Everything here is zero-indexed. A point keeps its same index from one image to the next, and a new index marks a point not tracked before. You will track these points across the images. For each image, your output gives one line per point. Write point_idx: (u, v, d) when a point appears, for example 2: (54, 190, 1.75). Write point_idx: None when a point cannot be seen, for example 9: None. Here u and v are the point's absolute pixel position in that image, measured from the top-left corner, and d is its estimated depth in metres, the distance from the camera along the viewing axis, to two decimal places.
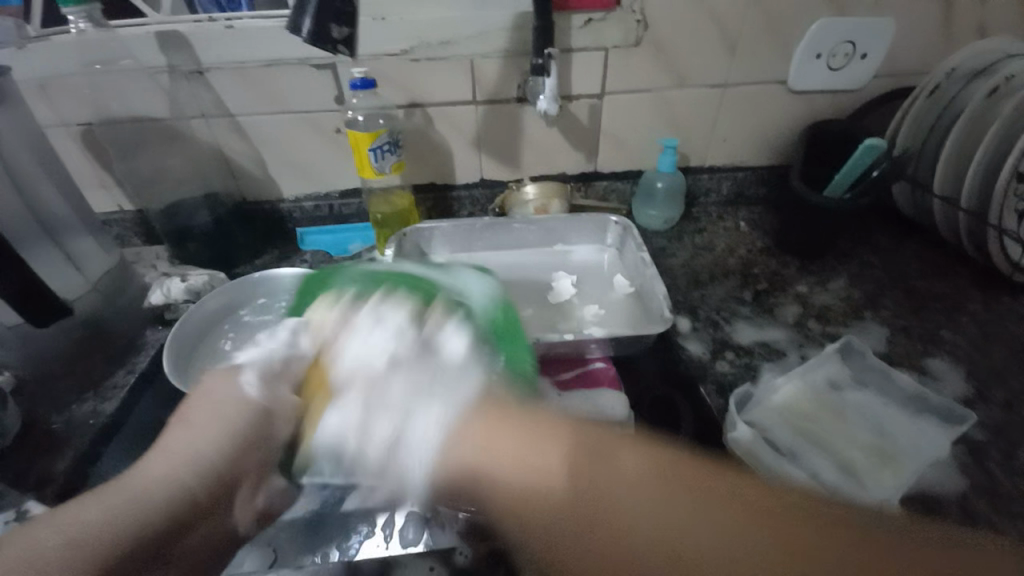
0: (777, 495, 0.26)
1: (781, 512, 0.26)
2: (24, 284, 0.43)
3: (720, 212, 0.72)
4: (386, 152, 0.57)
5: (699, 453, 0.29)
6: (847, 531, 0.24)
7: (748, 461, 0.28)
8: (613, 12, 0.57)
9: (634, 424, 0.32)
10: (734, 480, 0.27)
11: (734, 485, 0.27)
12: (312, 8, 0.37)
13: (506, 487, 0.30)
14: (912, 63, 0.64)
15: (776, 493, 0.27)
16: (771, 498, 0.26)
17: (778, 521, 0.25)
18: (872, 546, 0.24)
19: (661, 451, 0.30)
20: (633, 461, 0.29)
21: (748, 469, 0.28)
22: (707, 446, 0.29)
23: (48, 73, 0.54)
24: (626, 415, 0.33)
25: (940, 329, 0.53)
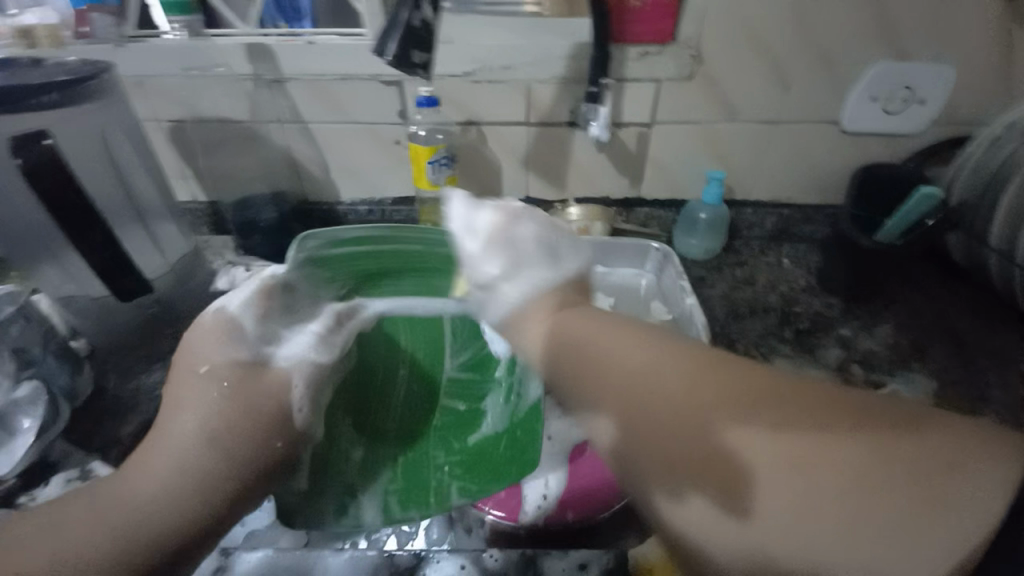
0: (844, 477, 0.23)
1: (879, 504, 0.22)
2: (112, 259, 0.47)
3: (761, 247, 0.71)
4: (442, 166, 0.61)
5: (749, 462, 0.24)
6: (919, 503, 0.22)
7: (801, 455, 0.24)
8: (670, 46, 0.59)
9: (652, 390, 0.28)
10: (819, 475, 0.23)
11: (792, 480, 0.23)
12: (397, 34, 0.40)
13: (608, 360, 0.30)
14: (972, 113, 0.63)
15: (846, 479, 0.23)
16: (839, 491, 0.23)
17: (864, 512, 0.22)
18: (940, 487, 0.22)
19: (698, 455, 0.25)
20: (672, 494, 0.26)
21: (803, 447, 0.24)
22: (752, 446, 0.24)
23: (148, 74, 0.59)
24: (632, 364, 0.30)
25: (990, 385, 0.51)
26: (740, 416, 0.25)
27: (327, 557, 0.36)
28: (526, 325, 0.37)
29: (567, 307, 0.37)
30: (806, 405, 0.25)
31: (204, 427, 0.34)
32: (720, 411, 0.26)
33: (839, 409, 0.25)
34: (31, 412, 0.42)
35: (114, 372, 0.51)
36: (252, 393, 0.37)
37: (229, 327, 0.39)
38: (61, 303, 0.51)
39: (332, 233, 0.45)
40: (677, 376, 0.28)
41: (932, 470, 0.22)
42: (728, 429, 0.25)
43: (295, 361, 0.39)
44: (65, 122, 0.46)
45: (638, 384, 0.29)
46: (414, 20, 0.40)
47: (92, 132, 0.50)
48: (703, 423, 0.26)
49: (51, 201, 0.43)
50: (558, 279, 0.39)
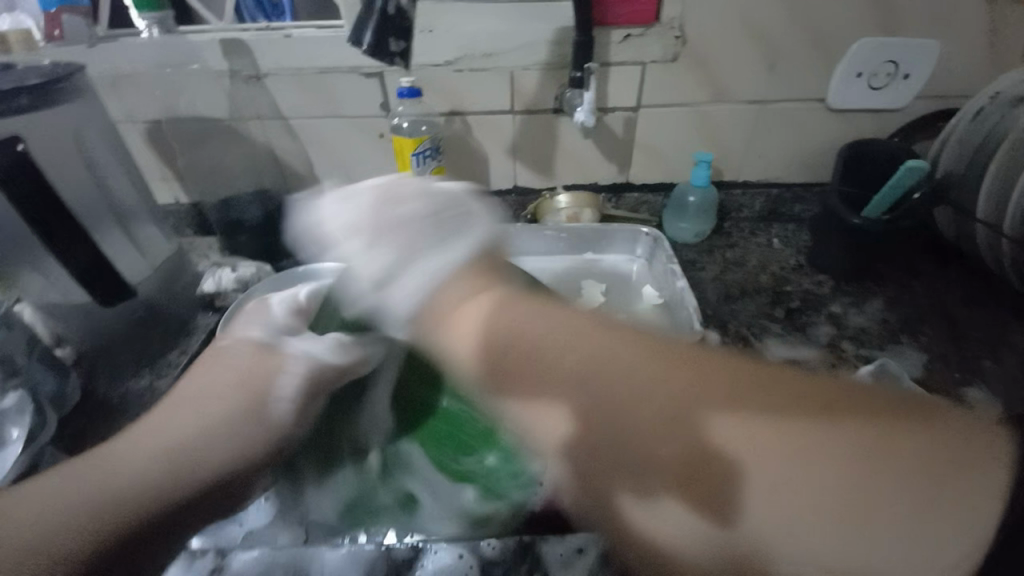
0: (821, 473, 0.22)
1: (855, 501, 0.21)
2: (94, 263, 0.47)
3: (752, 228, 0.71)
4: (428, 158, 0.60)
5: (722, 454, 0.23)
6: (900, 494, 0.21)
7: (777, 449, 0.22)
8: (653, 28, 0.58)
9: (621, 384, 0.26)
10: (791, 469, 0.22)
11: (768, 473, 0.22)
12: (373, 22, 0.39)
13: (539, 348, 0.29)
14: (956, 87, 0.63)
15: (820, 473, 0.22)
16: (828, 472, 0.22)
17: (836, 508, 0.21)
18: (928, 484, 0.21)
19: (671, 451, 0.24)
20: (641, 487, 0.25)
21: (781, 440, 0.22)
22: (723, 438, 0.23)
23: (122, 73, 0.58)
24: (580, 358, 0.28)
25: (979, 357, 0.52)
26: (712, 407, 0.24)
27: (324, 550, 0.36)
28: (439, 314, 0.34)
29: (486, 285, 0.34)
30: (787, 392, 0.24)
31: (199, 422, 0.38)
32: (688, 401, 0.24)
33: (827, 401, 0.23)
34: (19, 420, 0.41)
35: (103, 379, 0.50)
36: (288, 397, 0.40)
37: (262, 315, 0.47)
38: (45, 311, 0.50)
39: (388, 194, 0.43)
40: (653, 371, 0.26)
41: (921, 472, 0.21)
42: (699, 422, 0.24)
43: (301, 351, 0.43)
44: (39, 126, 0.45)
45: (604, 384, 0.27)
46: (389, 7, 0.39)
47: (66, 133, 0.49)
48: (675, 420, 0.24)
49: (21, 208, 0.42)
50: (463, 255, 0.37)
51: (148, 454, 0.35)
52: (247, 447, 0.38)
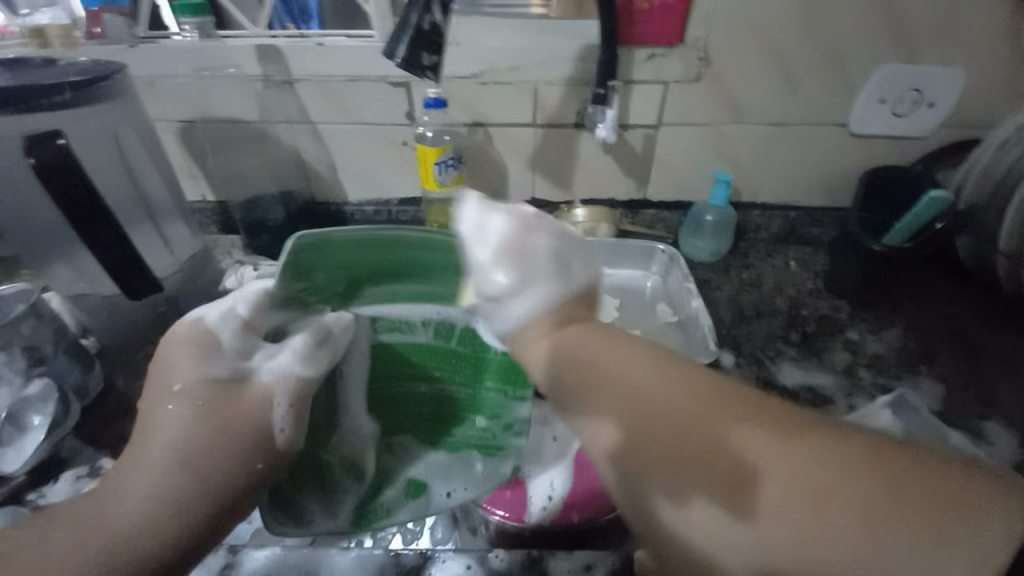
0: (829, 487, 0.23)
1: (867, 519, 0.22)
2: (124, 256, 0.48)
3: (768, 249, 0.71)
4: (449, 167, 0.61)
5: (741, 465, 0.24)
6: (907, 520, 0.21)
7: (790, 461, 0.24)
8: (677, 48, 0.59)
9: (662, 393, 0.28)
10: (802, 477, 0.23)
11: (779, 484, 0.24)
12: (407, 37, 0.40)
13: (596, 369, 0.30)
14: (981, 116, 0.63)
15: (829, 494, 0.23)
16: (820, 494, 0.23)
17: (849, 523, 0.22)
18: (938, 521, 0.21)
19: (702, 463, 0.25)
20: (676, 490, 0.25)
21: (792, 460, 0.24)
22: (740, 446, 0.25)
23: (159, 74, 0.60)
24: (643, 385, 0.28)
25: (998, 390, 0.51)
26: (733, 420, 0.26)
27: (334, 554, 0.36)
28: (524, 337, 0.35)
29: (567, 325, 0.34)
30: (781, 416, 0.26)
31: (173, 448, 0.32)
32: (701, 417, 0.26)
33: (850, 438, 0.25)
34: (41, 408, 0.43)
35: (126, 369, 0.52)
36: (222, 408, 0.34)
37: (202, 341, 0.36)
38: (73, 301, 0.52)
39: (484, 209, 0.37)
40: (695, 393, 0.27)
41: (934, 505, 0.22)
42: (720, 430, 0.25)
43: (276, 375, 0.36)
44: (81, 122, 0.47)
45: (654, 399, 0.27)
46: (424, 23, 0.40)
47: (106, 130, 0.50)
48: (703, 433, 0.26)
49: (59, 200, 0.43)
50: (564, 289, 0.36)
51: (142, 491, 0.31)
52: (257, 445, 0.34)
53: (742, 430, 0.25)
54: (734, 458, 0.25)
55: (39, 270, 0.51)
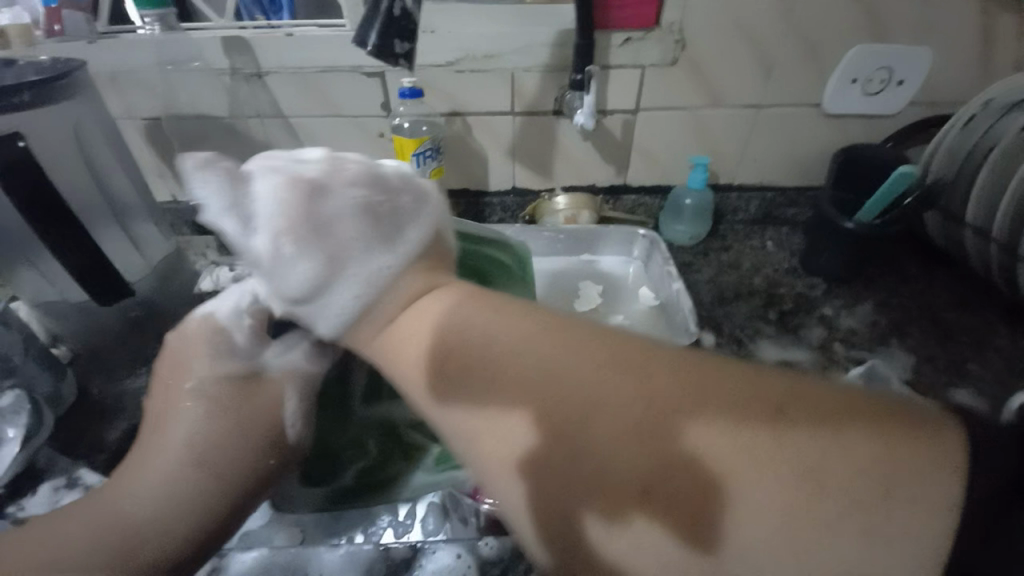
0: (802, 490, 0.20)
1: (816, 518, 0.20)
2: (92, 261, 0.46)
3: (749, 231, 0.72)
4: (428, 158, 0.60)
5: (710, 475, 0.21)
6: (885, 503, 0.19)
7: (764, 467, 0.21)
8: (653, 32, 0.58)
9: (603, 394, 0.24)
10: (777, 483, 0.20)
11: (744, 500, 0.20)
12: (378, 24, 0.40)
13: (498, 353, 0.27)
14: (949, 94, 0.64)
15: (813, 492, 0.20)
16: (795, 492, 0.20)
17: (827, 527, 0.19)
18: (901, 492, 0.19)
19: (648, 468, 0.22)
20: (612, 508, 0.22)
21: (765, 453, 0.21)
22: (701, 452, 0.21)
23: (121, 69, 0.58)
24: (532, 365, 0.26)
25: (964, 360, 0.53)
26: (684, 417, 0.22)
27: (323, 553, 0.36)
28: (393, 323, 0.32)
29: (442, 278, 0.34)
30: (750, 389, 0.23)
31: (193, 447, 0.34)
32: (657, 416, 0.23)
33: (796, 395, 0.22)
34: (14, 420, 0.42)
35: (101, 377, 0.50)
36: (238, 386, 0.36)
37: (214, 337, 0.38)
38: (42, 308, 0.50)
39: (316, 181, 0.33)
40: (621, 375, 0.24)
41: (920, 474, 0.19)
42: (673, 438, 0.22)
43: (288, 373, 0.38)
44: (40, 122, 0.45)
45: (584, 391, 0.24)
46: (394, 9, 0.39)
47: (67, 130, 0.48)
48: (641, 433, 0.23)
49: (22, 204, 0.42)
50: (412, 253, 0.34)
51: (164, 482, 0.33)
52: (250, 423, 0.35)
53: (701, 429, 0.22)
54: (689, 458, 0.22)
55: (5, 277, 0.49)
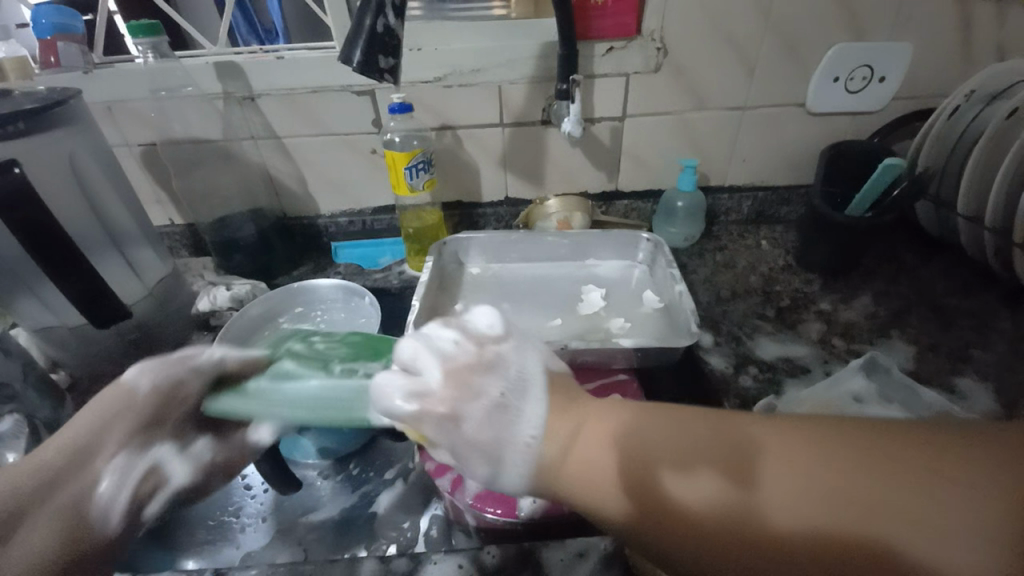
0: (814, 463, 0.25)
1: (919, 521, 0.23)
2: (87, 288, 0.46)
3: (741, 231, 0.73)
4: (420, 171, 0.61)
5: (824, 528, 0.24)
6: (905, 486, 0.24)
7: (788, 462, 0.26)
8: (635, 40, 0.60)
9: (688, 416, 0.30)
10: (841, 497, 0.24)
11: (825, 486, 0.25)
12: (362, 41, 0.40)
13: (575, 457, 0.30)
14: (931, 86, 0.65)
15: (833, 473, 0.25)
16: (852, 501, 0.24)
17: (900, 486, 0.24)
18: (912, 486, 0.23)
19: (704, 442, 0.28)
20: (685, 463, 0.28)
21: (837, 469, 0.25)
22: (748, 439, 0.28)
23: (117, 99, 0.59)
24: (637, 435, 0.30)
25: (967, 346, 0.53)
26: (748, 422, 0.29)
27: (324, 567, 0.35)
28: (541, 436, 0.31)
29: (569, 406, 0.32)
30: (847, 440, 0.26)
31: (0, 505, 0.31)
32: (738, 455, 0.27)
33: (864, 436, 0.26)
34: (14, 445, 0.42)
35: None
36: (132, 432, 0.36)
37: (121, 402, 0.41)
38: (40, 334, 0.50)
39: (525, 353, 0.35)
40: (706, 423, 0.29)
41: (939, 484, 0.23)
42: (741, 437, 0.28)
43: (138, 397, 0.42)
44: (36, 149, 0.46)
45: (700, 424, 0.29)
46: (378, 26, 0.40)
47: (62, 156, 0.49)
48: (715, 432, 0.29)
49: (18, 230, 0.42)
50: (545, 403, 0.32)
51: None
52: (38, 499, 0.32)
53: (774, 476, 0.26)
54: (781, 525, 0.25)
55: None
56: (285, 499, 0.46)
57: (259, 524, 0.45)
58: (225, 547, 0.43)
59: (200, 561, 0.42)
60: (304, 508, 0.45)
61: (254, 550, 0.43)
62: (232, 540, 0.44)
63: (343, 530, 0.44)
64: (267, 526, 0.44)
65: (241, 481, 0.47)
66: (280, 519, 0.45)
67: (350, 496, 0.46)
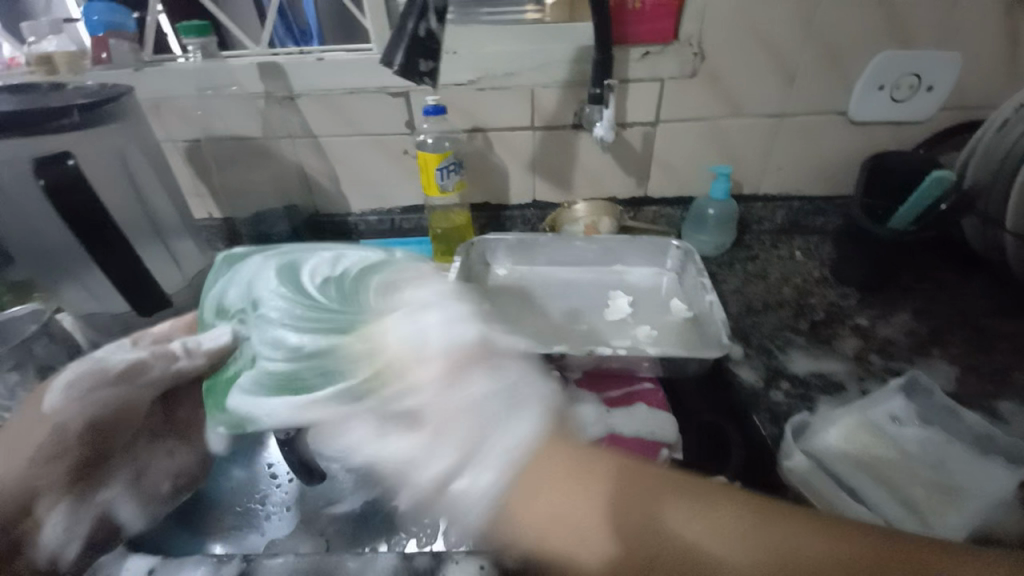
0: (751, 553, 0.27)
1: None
2: (132, 276, 0.48)
3: (773, 241, 0.71)
4: (450, 172, 0.62)
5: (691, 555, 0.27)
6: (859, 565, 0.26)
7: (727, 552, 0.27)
8: (670, 45, 0.59)
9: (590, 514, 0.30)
10: (743, 560, 0.27)
11: (722, 543, 0.27)
12: (403, 45, 0.41)
13: (503, 505, 0.32)
14: (982, 97, 0.62)
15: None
16: (756, 573, 0.26)
17: (812, 566, 0.26)
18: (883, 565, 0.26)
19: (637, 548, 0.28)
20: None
21: (730, 538, 0.28)
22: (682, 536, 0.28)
23: (164, 96, 0.61)
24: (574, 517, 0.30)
25: (1016, 373, 0.50)
26: (663, 505, 0.29)
27: (345, 560, 0.35)
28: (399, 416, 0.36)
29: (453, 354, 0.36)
30: (742, 507, 0.29)
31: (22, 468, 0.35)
32: (638, 504, 0.30)
33: (773, 506, 0.29)
34: None
35: None
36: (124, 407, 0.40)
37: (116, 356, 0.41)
38: (84, 319, 0.53)
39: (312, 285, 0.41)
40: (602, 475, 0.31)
41: (861, 564, 0.26)
42: (654, 518, 0.29)
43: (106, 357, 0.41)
44: (90, 142, 0.48)
45: (580, 463, 0.32)
46: (419, 30, 0.41)
47: (114, 150, 0.51)
48: (634, 519, 0.29)
49: (71, 218, 0.44)
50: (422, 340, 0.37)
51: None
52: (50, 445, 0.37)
53: (685, 514, 0.29)
54: (681, 546, 0.28)
55: (52, 290, 0.52)
56: (308, 490, 0.47)
57: (283, 513, 0.46)
58: (249, 534, 0.44)
59: (228, 546, 0.43)
60: (326, 500, 0.46)
61: (278, 538, 0.44)
62: (256, 528, 0.45)
63: (364, 523, 0.44)
64: (291, 515, 0.45)
65: (266, 470, 0.48)
66: (303, 509, 0.46)
67: (373, 489, 0.46)
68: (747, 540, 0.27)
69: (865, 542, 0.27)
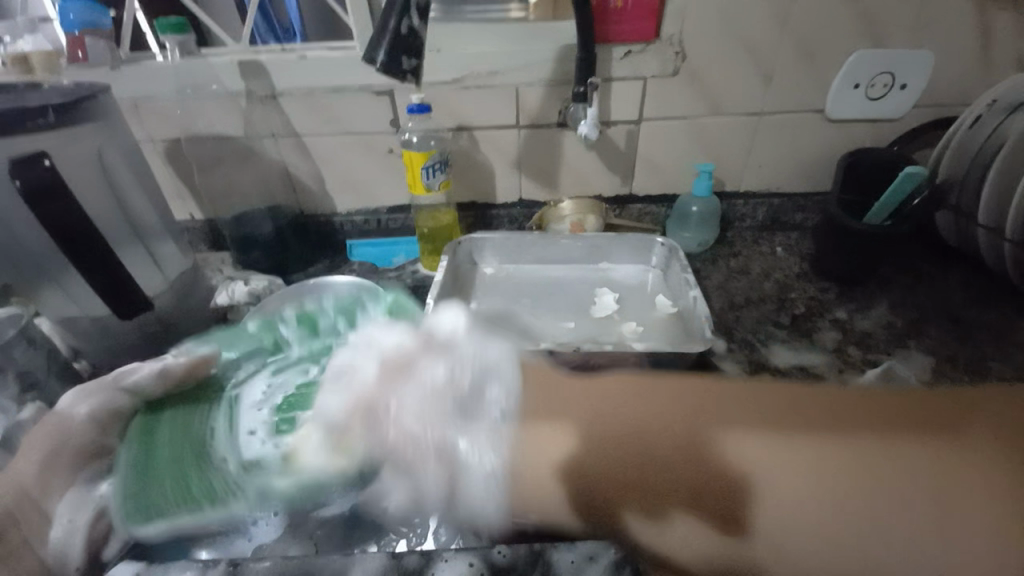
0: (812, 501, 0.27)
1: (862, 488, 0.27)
2: (112, 279, 0.47)
3: (755, 237, 0.72)
4: (437, 171, 0.62)
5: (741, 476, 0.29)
6: (902, 503, 0.26)
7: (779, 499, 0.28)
8: (652, 44, 0.60)
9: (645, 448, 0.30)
10: (811, 464, 0.28)
11: (785, 455, 0.28)
12: (385, 43, 0.41)
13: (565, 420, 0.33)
14: (952, 95, 0.64)
15: (844, 505, 0.27)
16: (825, 493, 0.27)
17: (876, 454, 0.27)
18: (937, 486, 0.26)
19: (667, 455, 0.30)
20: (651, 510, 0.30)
21: (789, 460, 0.28)
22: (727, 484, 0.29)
23: (142, 95, 0.60)
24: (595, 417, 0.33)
25: (986, 357, 0.52)
26: (722, 430, 0.30)
27: (335, 559, 0.35)
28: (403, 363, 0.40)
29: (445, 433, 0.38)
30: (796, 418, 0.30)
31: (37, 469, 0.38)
32: (690, 431, 0.30)
33: (859, 446, 0.28)
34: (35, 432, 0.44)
35: None
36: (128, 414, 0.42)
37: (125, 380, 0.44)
38: (62, 324, 0.51)
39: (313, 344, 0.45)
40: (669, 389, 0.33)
41: (900, 472, 0.27)
42: (711, 444, 0.30)
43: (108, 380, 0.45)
44: (66, 142, 0.47)
45: (631, 412, 0.33)
46: (401, 27, 0.41)
47: (91, 150, 0.50)
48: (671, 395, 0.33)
49: (47, 220, 0.43)
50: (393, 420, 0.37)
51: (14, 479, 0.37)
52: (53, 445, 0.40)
53: (749, 445, 0.29)
54: (745, 464, 0.29)
55: (28, 294, 0.51)
56: None
57: None
58: None
59: None
60: None
61: None
62: None
63: None
64: None
65: None
66: None
67: None
68: (809, 447, 0.28)
69: (956, 464, 0.26)
